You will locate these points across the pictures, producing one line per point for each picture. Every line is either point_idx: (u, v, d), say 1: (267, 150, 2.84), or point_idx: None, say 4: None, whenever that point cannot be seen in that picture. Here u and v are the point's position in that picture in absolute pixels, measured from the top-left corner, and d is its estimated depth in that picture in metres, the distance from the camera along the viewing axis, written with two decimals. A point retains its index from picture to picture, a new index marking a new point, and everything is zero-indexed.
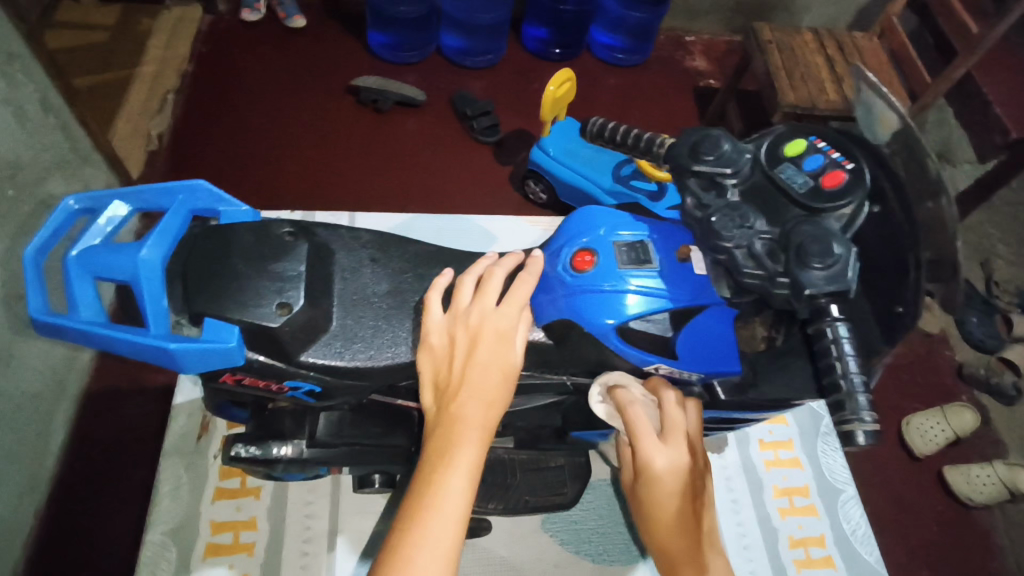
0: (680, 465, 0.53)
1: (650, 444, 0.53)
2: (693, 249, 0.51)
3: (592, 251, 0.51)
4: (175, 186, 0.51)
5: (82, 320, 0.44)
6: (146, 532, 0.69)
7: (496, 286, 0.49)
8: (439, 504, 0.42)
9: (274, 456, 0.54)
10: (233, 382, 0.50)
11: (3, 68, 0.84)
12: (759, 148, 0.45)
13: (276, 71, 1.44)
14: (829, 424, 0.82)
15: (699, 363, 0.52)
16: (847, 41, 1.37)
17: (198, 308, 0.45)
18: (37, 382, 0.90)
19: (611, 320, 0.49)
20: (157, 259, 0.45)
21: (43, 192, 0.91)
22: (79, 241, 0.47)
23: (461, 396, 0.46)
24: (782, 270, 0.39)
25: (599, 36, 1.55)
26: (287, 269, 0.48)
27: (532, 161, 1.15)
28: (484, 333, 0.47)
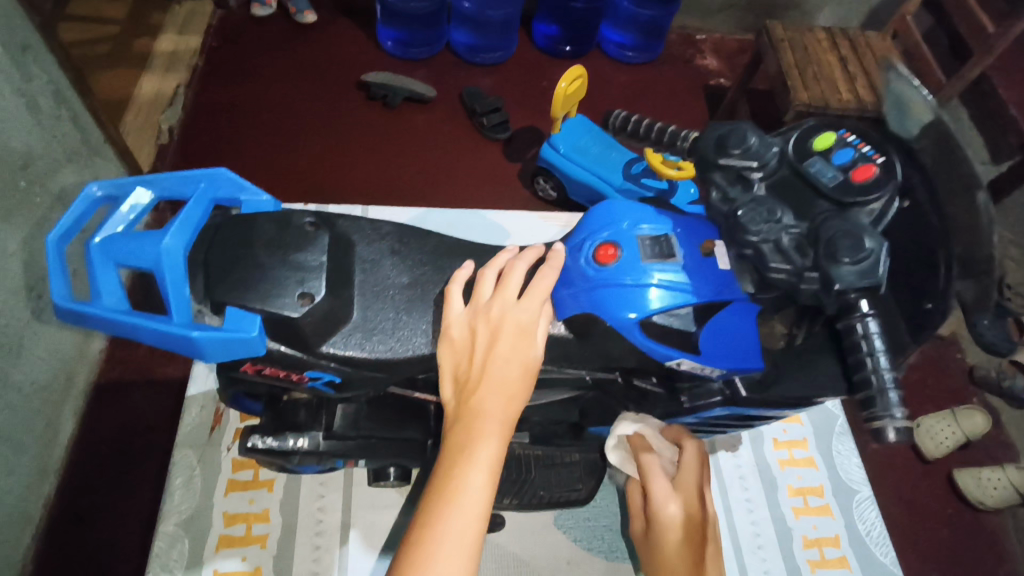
0: (688, 513, 0.59)
1: (663, 489, 0.60)
2: (716, 244, 0.51)
3: (614, 245, 0.51)
4: (198, 175, 0.50)
5: (105, 308, 0.44)
6: (159, 522, 0.69)
7: (517, 280, 0.49)
8: (459, 500, 0.42)
9: (291, 448, 0.54)
10: (253, 372, 0.49)
11: (17, 60, 0.84)
12: (787, 141, 0.45)
13: (287, 65, 1.44)
14: (843, 424, 0.82)
15: (722, 359, 0.52)
16: (860, 40, 1.36)
17: (221, 297, 0.45)
18: (48, 373, 0.91)
19: (633, 314, 0.49)
20: (179, 248, 0.45)
21: (56, 183, 0.91)
22: (102, 229, 0.47)
23: (481, 390, 0.45)
24: (810, 265, 0.39)
25: (610, 33, 1.54)
26: (309, 260, 0.47)
27: (543, 158, 1.15)
28: (506, 327, 0.47)
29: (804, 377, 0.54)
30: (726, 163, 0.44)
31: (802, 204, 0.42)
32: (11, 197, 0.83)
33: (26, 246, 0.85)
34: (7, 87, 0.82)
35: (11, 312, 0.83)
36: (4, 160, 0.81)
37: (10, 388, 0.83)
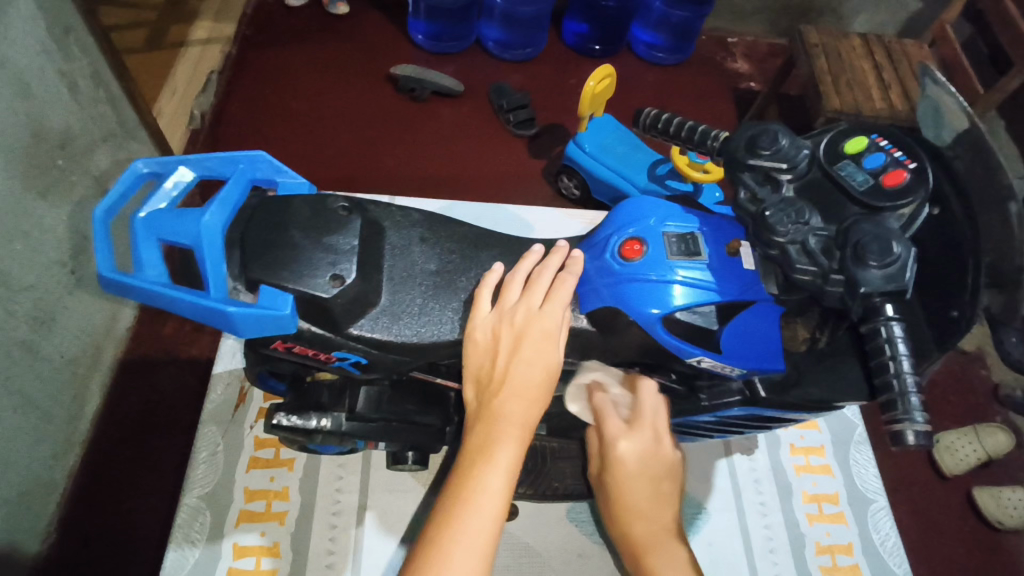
0: (645, 451, 0.55)
1: (616, 428, 0.55)
2: (743, 245, 0.51)
3: (641, 241, 0.51)
4: (239, 156, 0.52)
5: (146, 280, 0.45)
6: (182, 494, 0.71)
7: (542, 287, 0.50)
8: (477, 501, 0.43)
9: (314, 428, 0.55)
10: (283, 350, 0.51)
11: (59, 42, 0.86)
12: (817, 144, 0.45)
13: (318, 55, 1.45)
14: (862, 434, 0.81)
15: (743, 359, 0.52)
16: (897, 47, 1.34)
17: (256, 275, 0.46)
18: (76, 346, 0.93)
19: (656, 310, 0.49)
20: (218, 225, 0.46)
21: (91, 163, 0.94)
22: (146, 204, 0.49)
23: (503, 393, 0.46)
24: (836, 267, 0.39)
25: (640, 33, 1.54)
26: (341, 243, 0.49)
27: (567, 156, 1.16)
28: (529, 332, 0.48)
29: (825, 380, 0.54)
30: (755, 163, 0.44)
31: (829, 206, 0.42)
32: (48, 174, 0.85)
33: (60, 222, 0.88)
34: (48, 68, 0.84)
35: (45, 286, 0.86)
36: (43, 138, 0.84)
37: (41, 360, 0.86)
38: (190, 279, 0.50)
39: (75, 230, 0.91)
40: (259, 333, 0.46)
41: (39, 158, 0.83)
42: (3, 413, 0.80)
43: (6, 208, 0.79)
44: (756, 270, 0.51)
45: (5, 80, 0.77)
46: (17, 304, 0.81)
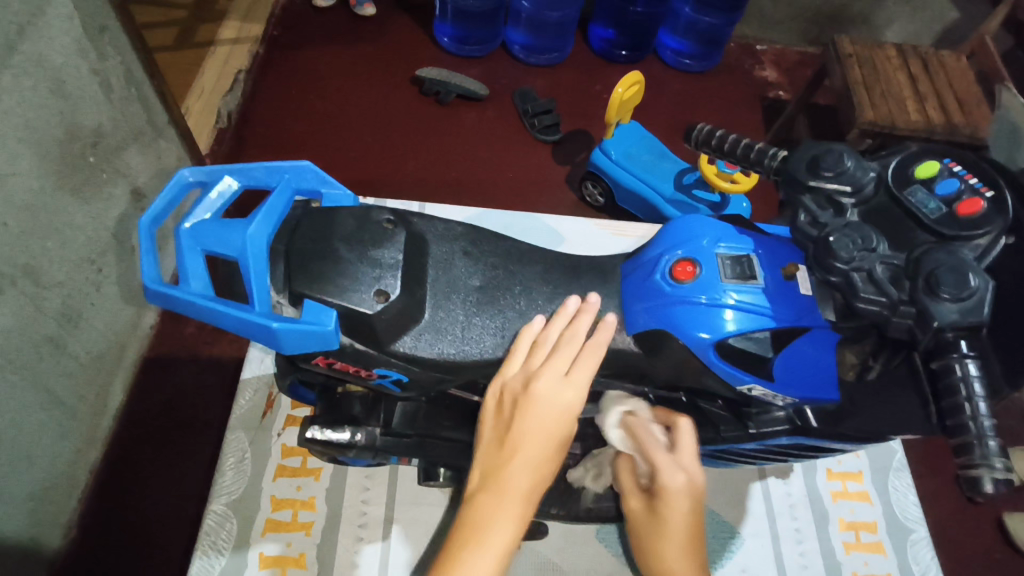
0: (695, 482, 0.52)
1: (664, 461, 0.52)
2: (800, 269, 0.49)
3: (693, 262, 0.50)
4: (285, 166, 0.52)
5: (191, 293, 0.45)
6: (209, 501, 0.70)
7: (569, 356, 0.49)
8: (465, 573, 0.42)
9: (349, 441, 0.55)
10: (324, 365, 0.50)
11: (94, 41, 0.85)
12: (885, 166, 0.44)
13: (345, 56, 1.45)
14: (902, 460, 0.79)
15: (795, 388, 0.50)
16: (933, 59, 1.31)
17: (300, 290, 0.45)
18: (101, 344, 0.93)
19: (706, 334, 0.48)
20: (263, 237, 0.46)
21: (120, 161, 0.94)
22: (191, 214, 0.49)
23: (512, 463, 0.46)
24: (906, 299, 0.38)
25: (668, 40, 1.52)
26: (385, 257, 0.48)
27: (593, 164, 1.14)
28: (548, 402, 0.47)
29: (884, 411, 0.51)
30: (818, 186, 0.44)
31: (898, 233, 0.41)
32: (79, 172, 0.85)
33: (89, 220, 0.88)
34: (82, 66, 0.84)
35: (72, 283, 0.86)
36: (75, 136, 0.84)
37: (66, 356, 0.86)
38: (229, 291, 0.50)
39: (103, 229, 0.91)
40: (302, 350, 0.45)
41: (70, 156, 0.83)
42: (29, 410, 0.80)
43: (38, 205, 0.79)
44: (812, 296, 0.49)
45: (41, 77, 0.77)
46: (46, 301, 0.81)
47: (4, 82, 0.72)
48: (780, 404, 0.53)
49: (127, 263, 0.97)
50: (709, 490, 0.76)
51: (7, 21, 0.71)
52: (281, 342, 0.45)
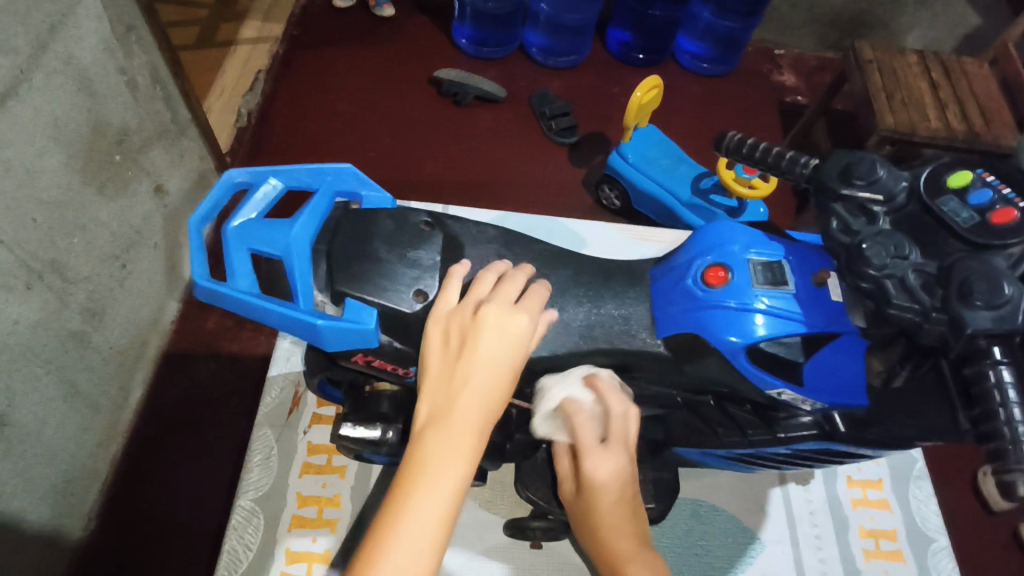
0: (619, 468, 0.54)
1: (594, 450, 0.54)
2: (830, 275, 0.50)
3: (725, 267, 0.50)
4: (327, 169, 0.55)
5: (239, 290, 0.47)
6: (237, 497, 0.72)
7: (515, 290, 0.47)
8: (423, 503, 0.39)
9: (380, 438, 0.57)
10: (362, 363, 0.53)
11: (120, 40, 0.86)
12: (917, 175, 0.44)
13: (364, 57, 1.47)
14: (922, 469, 0.79)
15: (823, 394, 0.51)
16: (955, 66, 1.30)
17: (342, 290, 0.48)
18: (123, 338, 0.95)
19: (736, 338, 0.49)
20: (306, 238, 0.49)
21: (144, 159, 0.95)
22: (238, 214, 0.52)
23: (461, 392, 0.42)
24: (939, 306, 0.38)
25: (685, 44, 1.52)
26: (422, 258, 0.51)
27: (609, 167, 1.15)
28: (500, 328, 0.44)
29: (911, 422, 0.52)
30: (849, 194, 0.44)
31: (929, 241, 0.42)
32: (104, 170, 0.87)
33: (114, 216, 0.89)
34: (110, 65, 0.85)
35: (97, 278, 0.88)
36: (101, 134, 0.85)
37: (90, 350, 0.88)
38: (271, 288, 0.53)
39: (126, 225, 0.92)
40: (344, 346, 0.48)
41: (96, 154, 0.85)
42: (52, 403, 0.81)
43: (66, 202, 0.80)
44: (842, 302, 0.50)
45: (71, 76, 0.78)
46: (70, 296, 0.83)
47: (36, 81, 0.73)
48: (806, 409, 0.54)
49: (150, 260, 0.99)
50: (730, 496, 0.76)
51: (40, 20, 0.72)
52: (324, 338, 0.47)
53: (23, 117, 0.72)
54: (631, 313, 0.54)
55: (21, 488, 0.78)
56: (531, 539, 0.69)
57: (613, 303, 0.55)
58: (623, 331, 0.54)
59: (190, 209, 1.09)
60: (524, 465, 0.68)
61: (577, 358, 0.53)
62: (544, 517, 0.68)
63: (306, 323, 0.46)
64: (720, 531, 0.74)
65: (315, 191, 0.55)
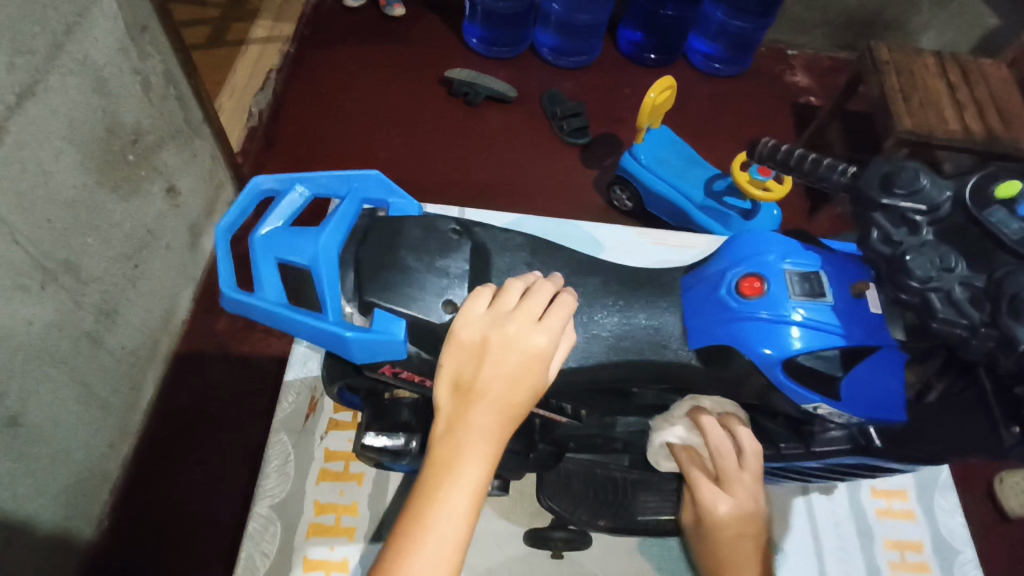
0: (744, 507, 0.55)
1: (712, 491, 0.56)
2: (868, 287, 0.49)
3: (760, 278, 0.50)
4: (353, 175, 0.56)
5: (267, 301, 0.47)
6: (253, 503, 0.71)
7: (541, 297, 0.45)
8: (437, 524, 0.39)
9: (403, 448, 0.58)
10: (388, 374, 0.53)
11: (135, 40, 0.85)
12: (962, 184, 0.43)
13: (375, 56, 1.46)
14: (947, 479, 0.77)
15: (861, 408, 0.50)
16: (973, 67, 1.29)
17: (370, 300, 0.48)
18: (135, 340, 0.94)
19: (771, 351, 0.48)
20: (334, 247, 0.49)
21: (158, 160, 0.94)
22: (264, 223, 0.52)
23: (480, 404, 0.41)
24: (987, 320, 0.37)
25: (697, 44, 1.51)
26: (451, 267, 0.50)
27: (622, 168, 1.14)
28: (519, 345, 0.43)
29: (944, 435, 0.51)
30: (890, 204, 0.43)
31: (977, 252, 0.41)
32: (117, 171, 0.86)
33: (127, 217, 0.89)
34: (125, 66, 0.84)
35: (110, 279, 0.87)
36: (115, 135, 0.84)
37: (103, 351, 0.87)
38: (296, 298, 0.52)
39: (139, 225, 0.92)
40: (371, 358, 0.48)
41: (111, 154, 0.84)
42: (65, 404, 0.81)
43: (80, 202, 0.80)
44: (881, 313, 0.49)
45: (86, 76, 0.77)
46: (84, 296, 0.82)
47: (52, 82, 0.72)
48: (839, 422, 0.53)
49: (161, 260, 0.98)
50: None
51: (56, 22, 0.71)
52: (352, 351, 0.47)
53: (38, 117, 0.71)
54: (662, 324, 0.53)
55: (34, 490, 0.77)
56: (553, 551, 0.68)
57: (644, 314, 0.54)
58: (654, 342, 0.53)
59: (202, 210, 1.08)
60: (546, 476, 0.70)
61: (609, 370, 0.52)
62: (564, 527, 0.69)
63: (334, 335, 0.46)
64: None
65: (341, 198, 0.55)
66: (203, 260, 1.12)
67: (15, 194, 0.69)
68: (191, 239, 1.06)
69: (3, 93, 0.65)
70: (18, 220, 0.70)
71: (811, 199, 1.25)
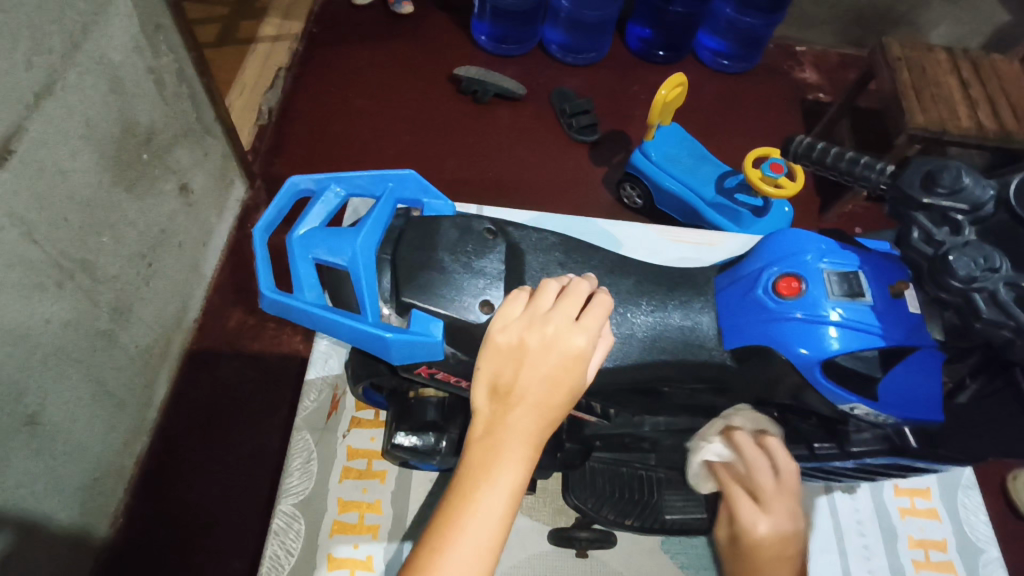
0: (785, 528, 0.55)
1: (750, 509, 0.57)
2: (908, 287, 0.50)
3: (798, 278, 0.50)
4: (389, 176, 0.57)
5: (306, 301, 0.48)
6: (277, 501, 0.71)
7: (578, 298, 0.45)
8: (473, 524, 0.39)
9: (433, 447, 0.61)
10: (425, 374, 0.53)
11: (149, 38, 0.84)
12: (1005, 186, 0.43)
13: (384, 54, 1.46)
14: (970, 477, 0.77)
15: (899, 408, 0.51)
16: (984, 64, 1.28)
17: (408, 301, 0.48)
18: (149, 338, 0.94)
19: (807, 351, 0.49)
20: (371, 247, 0.50)
21: (171, 158, 0.93)
22: (301, 223, 0.53)
23: (518, 407, 0.41)
24: None
25: (706, 40, 1.50)
26: (487, 267, 0.51)
27: (633, 166, 1.13)
28: (558, 346, 0.43)
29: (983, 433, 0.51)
30: (931, 203, 0.43)
31: (1020, 251, 0.41)
32: (132, 168, 0.86)
33: (141, 215, 0.89)
34: (139, 64, 0.83)
35: (125, 278, 0.87)
36: (130, 133, 0.84)
37: (118, 350, 0.87)
38: (332, 297, 0.53)
39: (153, 224, 0.91)
40: (409, 358, 0.48)
41: (125, 153, 0.84)
42: (81, 403, 0.81)
43: (96, 201, 0.79)
44: (920, 313, 0.50)
45: (101, 75, 0.77)
46: (100, 294, 0.82)
47: (69, 81, 0.72)
48: (875, 422, 0.54)
49: (174, 259, 0.98)
50: None
51: (72, 20, 0.71)
52: (391, 352, 0.47)
53: (55, 116, 0.71)
54: (697, 324, 0.53)
55: (50, 488, 0.77)
56: (578, 550, 0.69)
57: (679, 313, 0.53)
58: (689, 342, 0.53)
59: (214, 208, 1.08)
60: (570, 476, 0.70)
61: (644, 370, 0.52)
62: (589, 528, 0.70)
63: (373, 336, 0.47)
64: None
65: (377, 198, 0.56)
66: (215, 258, 1.12)
67: (32, 192, 0.69)
68: (203, 237, 1.06)
69: (21, 92, 0.65)
70: (36, 219, 0.70)
71: (821, 196, 1.24)
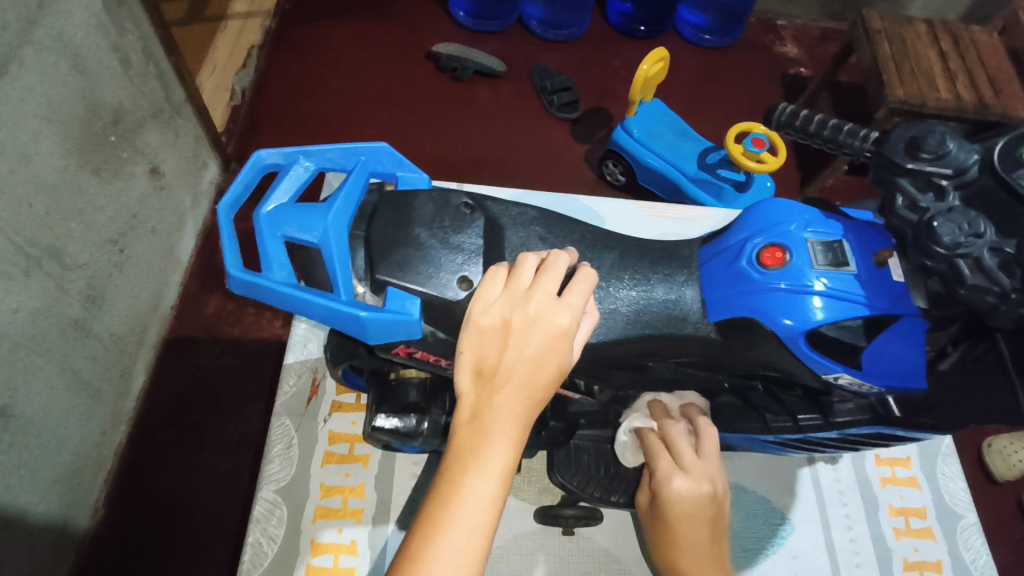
0: (700, 491, 0.57)
1: (670, 467, 0.58)
2: (891, 256, 0.50)
3: (782, 248, 0.50)
4: (361, 149, 0.55)
5: (276, 280, 0.46)
6: (258, 488, 0.70)
7: (559, 273, 0.44)
8: (464, 511, 0.38)
9: (415, 428, 0.60)
10: (403, 355, 0.52)
11: (111, 15, 0.81)
12: (990, 148, 0.42)
13: (359, 31, 1.42)
14: (949, 446, 0.78)
15: (883, 378, 0.52)
16: (963, 35, 1.27)
17: (383, 278, 0.47)
18: (123, 326, 0.92)
19: (791, 322, 0.48)
20: (343, 224, 0.49)
21: (141, 140, 0.90)
22: (268, 198, 0.51)
23: (505, 389, 0.41)
24: (1019, 288, 0.39)
25: (688, 15, 1.48)
26: (465, 242, 0.49)
27: (614, 142, 1.12)
28: (541, 326, 0.42)
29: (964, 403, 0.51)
30: (915, 168, 0.43)
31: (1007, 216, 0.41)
32: (99, 152, 0.82)
33: (110, 200, 0.86)
34: (103, 42, 0.80)
35: (96, 265, 0.84)
36: (96, 114, 0.80)
37: (91, 338, 0.85)
38: (305, 277, 0.51)
39: (123, 209, 0.89)
40: (386, 337, 0.47)
41: (91, 136, 0.80)
42: (55, 394, 0.78)
43: (61, 185, 0.76)
44: (903, 282, 0.50)
45: (63, 54, 0.74)
46: (70, 282, 0.80)
47: (26, 60, 0.69)
48: (859, 393, 0.55)
49: (146, 243, 0.95)
50: (759, 476, 0.76)
51: None
52: (367, 330, 0.46)
53: (14, 96, 0.67)
54: (681, 297, 0.53)
55: (27, 481, 0.75)
56: (563, 527, 0.69)
57: (663, 287, 0.53)
58: (672, 316, 0.52)
59: (188, 191, 1.05)
60: (556, 454, 0.70)
61: (627, 344, 0.52)
62: (575, 505, 0.69)
63: (347, 315, 0.46)
64: (753, 512, 0.74)
65: (349, 172, 0.54)
66: (190, 242, 1.09)
67: None
68: (177, 221, 1.03)
69: None
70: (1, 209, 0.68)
71: (802, 171, 1.24)
